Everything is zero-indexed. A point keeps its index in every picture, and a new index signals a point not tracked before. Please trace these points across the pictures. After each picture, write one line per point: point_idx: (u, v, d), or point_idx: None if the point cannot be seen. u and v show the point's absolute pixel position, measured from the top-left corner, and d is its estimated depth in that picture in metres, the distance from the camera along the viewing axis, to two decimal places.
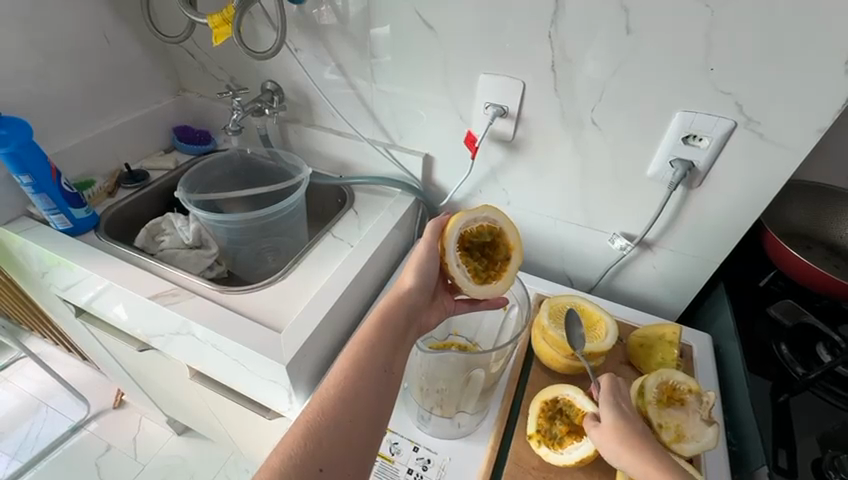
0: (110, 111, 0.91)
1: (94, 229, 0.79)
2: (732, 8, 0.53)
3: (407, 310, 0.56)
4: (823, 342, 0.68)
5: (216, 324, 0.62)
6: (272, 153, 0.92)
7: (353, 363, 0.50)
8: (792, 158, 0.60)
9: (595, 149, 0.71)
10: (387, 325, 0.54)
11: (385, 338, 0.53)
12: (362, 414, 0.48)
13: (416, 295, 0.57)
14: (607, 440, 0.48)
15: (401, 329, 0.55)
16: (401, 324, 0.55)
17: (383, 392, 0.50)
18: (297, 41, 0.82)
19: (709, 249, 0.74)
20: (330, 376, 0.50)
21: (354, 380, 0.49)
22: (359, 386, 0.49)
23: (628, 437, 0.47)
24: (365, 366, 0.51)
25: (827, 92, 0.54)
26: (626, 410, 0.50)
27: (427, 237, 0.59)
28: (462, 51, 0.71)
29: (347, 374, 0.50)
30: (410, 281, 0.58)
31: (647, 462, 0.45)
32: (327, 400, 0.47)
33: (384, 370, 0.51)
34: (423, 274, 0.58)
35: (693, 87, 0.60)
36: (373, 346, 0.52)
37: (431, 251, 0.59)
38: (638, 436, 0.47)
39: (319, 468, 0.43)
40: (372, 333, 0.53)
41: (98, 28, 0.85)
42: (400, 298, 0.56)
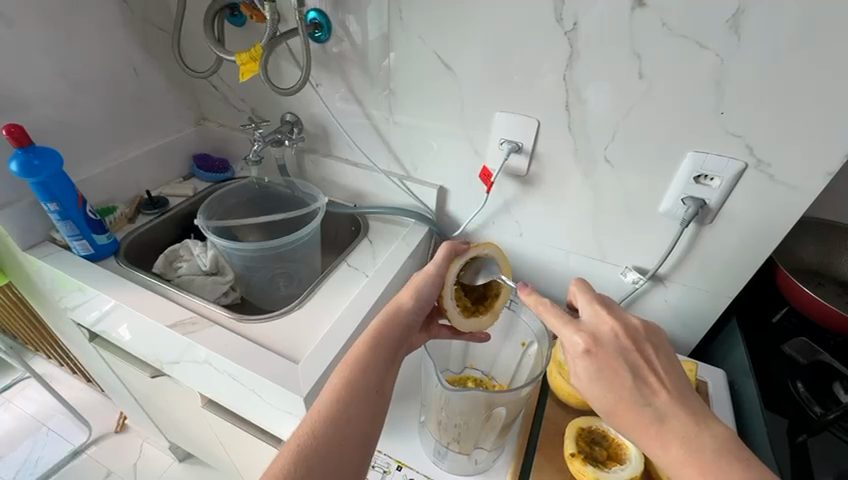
0: (134, 139, 0.94)
1: (114, 255, 0.81)
2: (740, 58, 0.56)
3: (400, 331, 0.56)
4: (840, 381, 0.67)
5: (234, 353, 0.63)
6: (289, 183, 0.94)
7: (345, 385, 0.50)
8: (803, 198, 0.61)
9: (607, 185, 0.73)
10: (379, 344, 0.54)
11: (375, 360, 0.53)
12: (347, 435, 0.47)
13: (409, 316, 0.57)
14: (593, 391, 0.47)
15: (393, 350, 0.55)
16: (394, 344, 0.55)
17: (373, 414, 0.49)
18: (317, 76, 0.85)
19: (723, 284, 0.74)
20: (321, 396, 0.49)
21: (341, 400, 0.49)
22: (348, 407, 0.48)
23: (626, 421, 0.45)
24: (354, 382, 0.50)
25: (835, 136, 0.56)
26: (613, 391, 0.46)
27: (436, 261, 0.58)
28: (478, 90, 0.73)
29: (337, 395, 0.49)
30: (406, 299, 0.57)
31: (653, 444, 0.43)
32: (317, 423, 0.47)
33: (375, 393, 0.51)
34: (423, 297, 0.57)
35: (704, 129, 0.62)
36: (364, 368, 0.51)
37: (438, 277, 0.57)
38: (636, 420, 0.44)
39: None
40: (363, 354, 0.53)
41: (126, 60, 0.88)
42: (392, 317, 0.56)
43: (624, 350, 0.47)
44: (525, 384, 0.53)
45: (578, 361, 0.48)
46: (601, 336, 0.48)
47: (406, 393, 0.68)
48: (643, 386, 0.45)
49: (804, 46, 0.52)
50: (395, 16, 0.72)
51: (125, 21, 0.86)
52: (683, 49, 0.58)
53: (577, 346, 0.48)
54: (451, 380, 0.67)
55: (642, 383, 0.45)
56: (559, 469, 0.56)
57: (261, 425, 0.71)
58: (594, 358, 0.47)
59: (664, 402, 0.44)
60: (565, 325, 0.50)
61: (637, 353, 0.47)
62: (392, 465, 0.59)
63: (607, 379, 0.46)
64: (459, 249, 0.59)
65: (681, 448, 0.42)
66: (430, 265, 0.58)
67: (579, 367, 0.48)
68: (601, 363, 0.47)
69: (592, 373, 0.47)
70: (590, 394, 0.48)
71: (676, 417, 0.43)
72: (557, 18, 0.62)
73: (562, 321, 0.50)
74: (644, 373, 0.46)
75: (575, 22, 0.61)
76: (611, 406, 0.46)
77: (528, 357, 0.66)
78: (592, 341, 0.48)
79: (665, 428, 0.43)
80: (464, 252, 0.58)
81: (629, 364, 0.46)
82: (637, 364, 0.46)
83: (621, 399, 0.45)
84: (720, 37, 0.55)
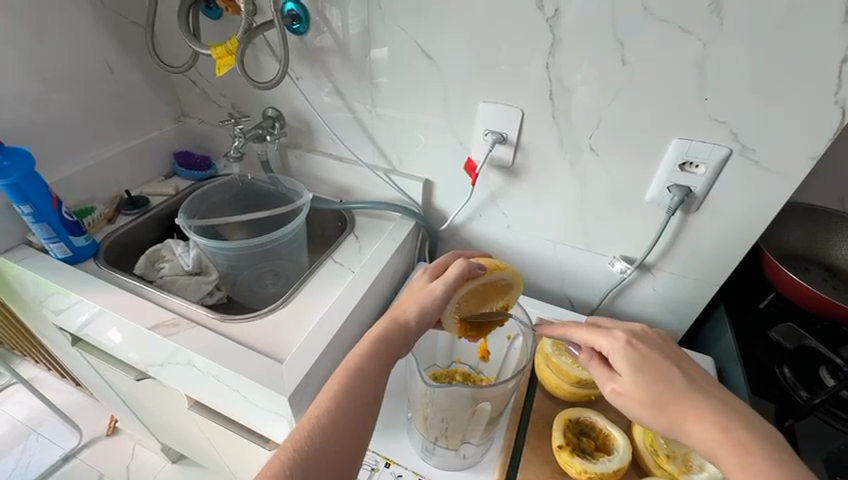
0: (112, 137, 0.92)
1: (94, 256, 0.79)
2: (723, 41, 0.55)
3: (405, 337, 0.55)
4: (826, 365, 0.66)
5: (217, 354, 0.62)
6: (272, 178, 0.92)
7: (344, 388, 0.49)
8: (787, 183, 0.61)
9: (593, 175, 0.72)
10: (377, 356, 0.52)
11: (373, 365, 0.51)
12: (340, 446, 0.45)
13: (411, 330, 0.55)
14: (637, 385, 0.46)
15: (391, 355, 0.53)
16: (395, 348, 0.54)
17: (367, 419, 0.48)
18: (298, 69, 0.83)
19: (710, 272, 0.74)
20: (316, 400, 0.48)
21: (338, 409, 0.47)
22: (344, 414, 0.47)
23: (675, 415, 0.44)
24: (350, 386, 0.49)
25: (818, 120, 0.55)
26: (658, 381, 0.46)
27: (447, 281, 0.56)
28: (461, 79, 0.72)
29: (334, 399, 0.48)
30: (411, 315, 0.55)
31: (710, 437, 0.42)
32: (315, 426, 0.46)
33: (371, 402, 0.49)
34: (426, 316, 0.55)
35: (688, 116, 0.62)
36: (362, 372, 0.50)
37: (446, 299, 0.55)
38: (685, 408, 0.44)
39: None
40: (362, 360, 0.52)
41: (100, 56, 0.85)
42: (394, 328, 0.55)
43: (661, 345, 0.50)
44: (511, 378, 0.53)
45: (618, 356, 0.48)
46: (636, 331, 0.51)
47: (395, 390, 0.67)
48: (687, 378, 0.46)
49: (787, 29, 0.51)
50: (375, 6, 0.70)
51: (97, 15, 0.83)
52: (667, 34, 0.57)
53: (616, 341, 0.49)
54: (437, 375, 0.66)
55: (686, 373, 0.47)
56: (548, 461, 0.56)
57: (248, 425, 0.70)
58: (635, 349, 0.48)
59: (710, 392, 0.45)
60: (597, 329, 0.52)
61: (672, 350, 0.50)
62: (380, 462, 0.59)
63: (651, 370, 0.47)
64: (474, 271, 0.57)
65: (739, 432, 0.41)
66: (440, 284, 0.56)
67: (619, 362, 0.48)
68: (642, 354, 0.48)
69: (635, 362, 0.47)
70: (630, 394, 0.47)
71: (722, 407, 0.43)
72: (538, 5, 0.61)
73: (591, 327, 0.53)
74: (684, 367, 0.48)
75: (557, 8, 0.60)
76: (658, 399, 0.45)
77: (514, 349, 0.65)
78: (631, 335, 0.50)
79: (717, 415, 0.43)
80: (478, 275, 0.57)
81: (669, 358, 0.48)
82: (675, 357, 0.48)
83: (668, 389, 0.45)
84: (703, 21, 0.54)
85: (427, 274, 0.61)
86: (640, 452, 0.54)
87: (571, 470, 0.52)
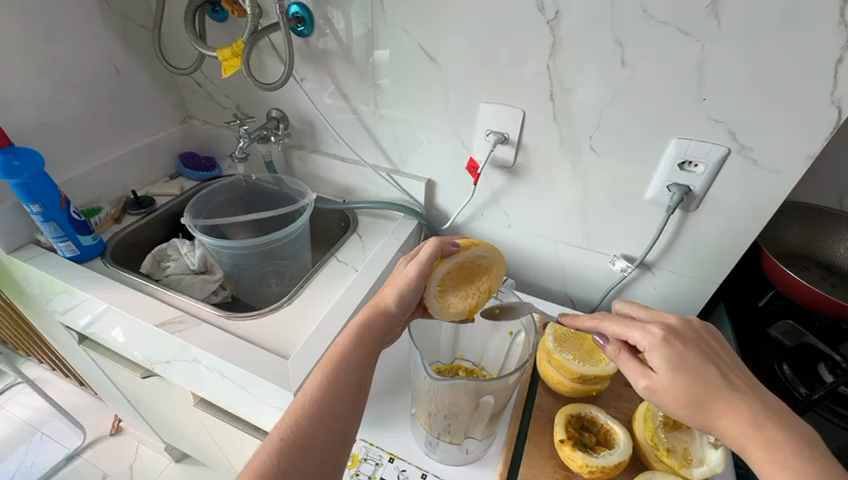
0: (118, 138, 0.93)
1: (100, 256, 0.80)
2: (722, 42, 0.56)
3: (387, 322, 0.56)
4: (824, 362, 0.67)
5: (223, 350, 0.62)
6: (276, 179, 0.94)
7: (330, 377, 0.49)
8: (785, 182, 0.62)
9: (594, 175, 0.73)
10: (360, 345, 0.53)
11: (358, 352, 0.52)
12: (325, 434, 0.46)
13: (393, 315, 0.56)
14: (674, 383, 0.46)
15: (375, 342, 0.54)
16: (379, 334, 0.55)
17: (354, 406, 0.49)
18: (302, 71, 0.84)
19: (710, 270, 0.75)
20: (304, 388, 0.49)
21: (322, 397, 0.48)
22: (331, 403, 0.48)
23: (709, 410, 0.44)
24: (335, 374, 0.50)
25: (815, 121, 0.56)
26: (695, 379, 0.46)
27: (421, 261, 0.57)
28: (463, 80, 0.73)
29: (320, 388, 0.48)
30: (390, 299, 0.56)
31: (742, 433, 0.42)
32: (301, 414, 0.46)
33: (357, 389, 0.50)
34: (406, 299, 0.57)
35: (687, 115, 0.62)
36: (346, 360, 0.51)
37: (422, 278, 0.57)
38: (721, 407, 0.44)
39: None
40: (347, 348, 0.52)
41: (106, 58, 0.87)
42: (375, 316, 0.55)
43: (697, 341, 0.49)
44: (512, 372, 0.53)
45: (655, 353, 0.48)
46: (674, 327, 0.50)
47: (398, 386, 0.68)
48: (724, 376, 0.46)
49: (783, 31, 0.53)
50: (378, 9, 0.71)
51: (104, 18, 0.84)
52: (666, 35, 0.58)
53: (654, 337, 0.49)
54: (441, 370, 0.66)
55: (722, 371, 0.47)
56: (551, 456, 0.56)
57: (253, 422, 0.71)
58: (672, 347, 0.48)
59: (745, 390, 0.45)
60: (632, 324, 0.51)
61: (709, 346, 0.49)
62: (383, 457, 0.59)
63: (690, 367, 0.46)
64: (447, 249, 0.59)
65: (772, 430, 0.42)
66: (415, 266, 0.57)
67: (654, 359, 0.48)
68: (679, 352, 0.47)
69: (673, 360, 0.47)
70: (667, 390, 0.47)
71: (757, 405, 0.44)
72: (539, 7, 0.62)
73: (626, 321, 0.52)
74: (720, 363, 0.47)
75: (557, 10, 0.61)
76: (694, 397, 0.45)
77: (516, 346, 0.66)
78: (669, 332, 0.49)
79: (748, 411, 0.43)
80: (453, 253, 0.59)
81: (705, 354, 0.48)
82: (711, 354, 0.48)
83: (705, 388, 0.45)
84: (701, 23, 0.55)
85: (404, 260, 0.63)
86: (641, 446, 0.54)
87: (573, 464, 0.53)
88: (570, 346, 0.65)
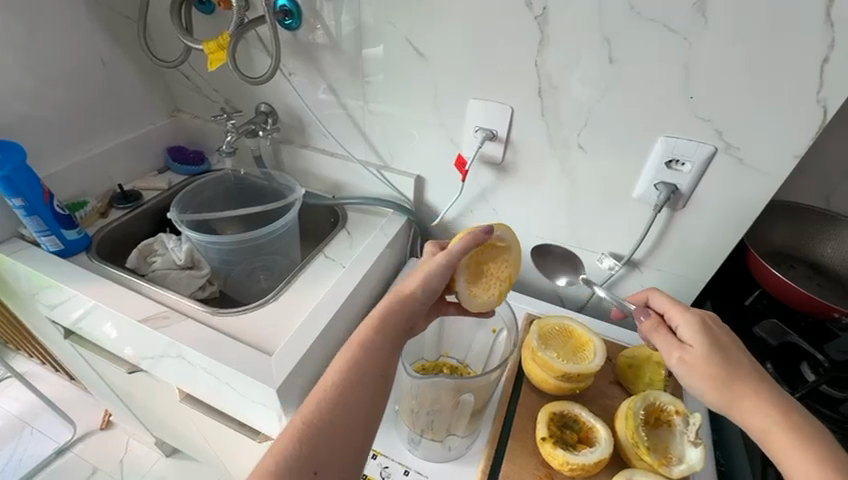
0: (105, 132, 0.92)
1: (86, 250, 0.79)
2: (709, 40, 0.56)
3: (411, 310, 0.54)
4: (807, 361, 0.68)
5: (206, 346, 0.62)
6: (265, 174, 0.93)
7: (353, 363, 0.49)
8: (771, 181, 0.62)
9: (582, 172, 0.73)
10: (386, 325, 0.52)
11: (381, 339, 0.51)
12: (353, 417, 0.46)
13: (419, 301, 0.54)
14: (706, 358, 0.49)
15: (399, 330, 0.53)
16: (403, 322, 0.53)
17: (378, 394, 0.48)
18: (290, 65, 0.84)
19: (696, 268, 0.75)
20: (331, 367, 0.49)
21: (349, 378, 0.48)
22: (353, 390, 0.47)
23: (738, 395, 0.46)
24: (362, 354, 0.50)
25: (802, 119, 0.56)
26: (728, 360, 0.48)
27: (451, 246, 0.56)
28: (452, 76, 0.72)
29: (342, 373, 0.48)
30: (415, 287, 0.55)
31: (763, 414, 0.44)
32: (323, 400, 0.46)
33: (381, 377, 0.49)
34: (431, 285, 0.55)
35: (675, 114, 0.62)
36: (369, 347, 0.50)
37: (449, 265, 0.55)
38: (747, 388, 0.46)
39: (313, 471, 0.42)
40: (371, 334, 0.51)
41: (92, 50, 0.85)
42: (400, 302, 0.54)
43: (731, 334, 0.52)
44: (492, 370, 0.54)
45: (695, 330, 0.51)
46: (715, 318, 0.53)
47: None
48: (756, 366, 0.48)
49: (769, 29, 0.52)
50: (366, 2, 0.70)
51: (89, 9, 0.83)
52: (653, 33, 0.57)
53: (694, 318, 0.52)
54: (423, 368, 0.65)
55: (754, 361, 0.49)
56: (534, 453, 0.57)
57: (239, 417, 0.71)
58: (708, 328, 0.51)
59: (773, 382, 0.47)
60: (679, 305, 0.55)
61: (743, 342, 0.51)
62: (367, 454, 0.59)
63: (724, 350, 0.49)
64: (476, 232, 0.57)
65: (796, 417, 0.44)
66: (444, 258, 0.55)
67: (693, 339, 0.51)
68: (714, 335, 0.50)
69: (711, 340, 0.50)
70: (696, 364, 0.49)
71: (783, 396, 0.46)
72: (526, 3, 0.61)
73: (674, 303, 0.56)
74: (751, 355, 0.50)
75: (545, 6, 0.61)
76: (725, 374, 0.47)
77: (499, 342, 0.68)
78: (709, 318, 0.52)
79: (778, 404, 0.45)
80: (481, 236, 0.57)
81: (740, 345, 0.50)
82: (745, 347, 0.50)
83: (736, 370, 0.47)
84: (688, 21, 0.55)
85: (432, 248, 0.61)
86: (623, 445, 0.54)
87: (554, 461, 0.53)
88: (554, 344, 0.64)
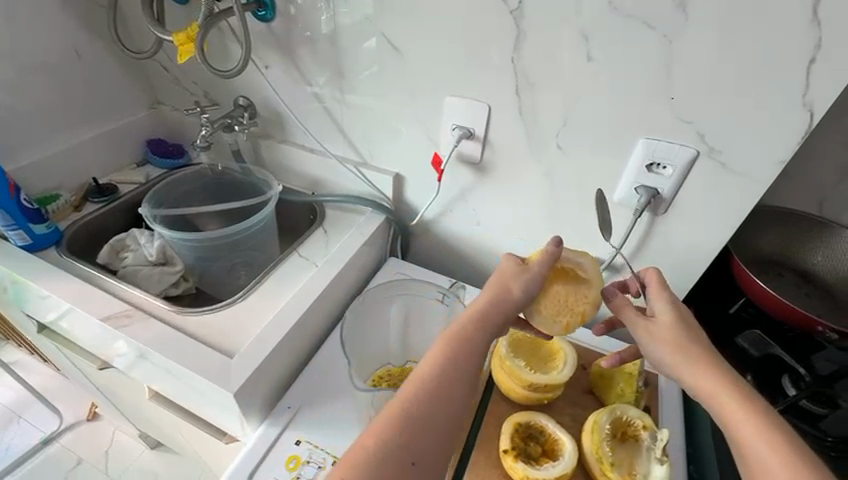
0: (81, 124, 0.90)
1: (56, 245, 0.78)
2: (689, 38, 0.53)
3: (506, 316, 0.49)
4: (788, 374, 0.67)
5: (167, 348, 0.61)
6: (243, 169, 0.91)
7: (448, 356, 0.46)
8: (755, 187, 0.59)
9: (562, 174, 0.70)
10: (488, 321, 0.48)
11: (481, 336, 0.48)
12: (452, 415, 0.45)
13: (514, 307, 0.50)
14: (672, 333, 0.48)
15: (498, 329, 0.49)
16: (500, 323, 0.49)
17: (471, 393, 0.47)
18: (267, 57, 0.81)
19: (679, 275, 0.73)
20: (426, 357, 0.47)
21: (448, 375, 0.45)
22: (450, 387, 0.45)
23: (698, 364, 0.46)
24: (462, 349, 0.47)
25: (788, 123, 0.53)
26: (692, 338, 0.47)
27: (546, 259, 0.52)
28: (429, 71, 0.70)
29: (437, 366, 0.46)
30: (517, 292, 0.50)
31: (718, 387, 0.44)
32: (419, 392, 0.45)
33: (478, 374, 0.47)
34: (525, 294, 0.51)
35: (655, 115, 0.59)
36: (466, 343, 0.47)
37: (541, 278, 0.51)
38: (706, 364, 0.45)
39: (410, 462, 0.42)
40: (468, 328, 0.48)
41: (66, 40, 0.83)
42: (497, 302, 0.49)
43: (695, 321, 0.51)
44: None
45: (667, 308, 0.50)
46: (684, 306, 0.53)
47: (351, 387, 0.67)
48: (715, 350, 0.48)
49: (752, 27, 0.49)
50: None
51: None
52: (632, 29, 0.55)
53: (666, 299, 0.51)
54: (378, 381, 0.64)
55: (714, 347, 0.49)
56: (497, 466, 0.55)
57: (207, 418, 0.70)
58: (677, 310, 0.50)
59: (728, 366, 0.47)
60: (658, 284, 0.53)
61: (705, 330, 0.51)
62: (327, 461, 0.58)
63: (689, 331, 0.48)
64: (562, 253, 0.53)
65: (748, 395, 0.43)
66: (519, 272, 0.51)
67: (662, 312, 0.50)
68: (684, 316, 0.50)
69: (679, 319, 0.49)
70: (662, 336, 0.48)
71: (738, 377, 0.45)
72: None
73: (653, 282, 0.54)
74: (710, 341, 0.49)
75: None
76: (688, 349, 0.47)
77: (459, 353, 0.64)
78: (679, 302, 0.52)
79: (734, 383, 0.44)
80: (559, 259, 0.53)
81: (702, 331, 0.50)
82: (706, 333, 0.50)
83: (699, 348, 0.47)
84: (668, 17, 0.52)
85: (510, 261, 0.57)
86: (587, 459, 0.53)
87: (514, 475, 0.51)
88: (523, 353, 0.64)
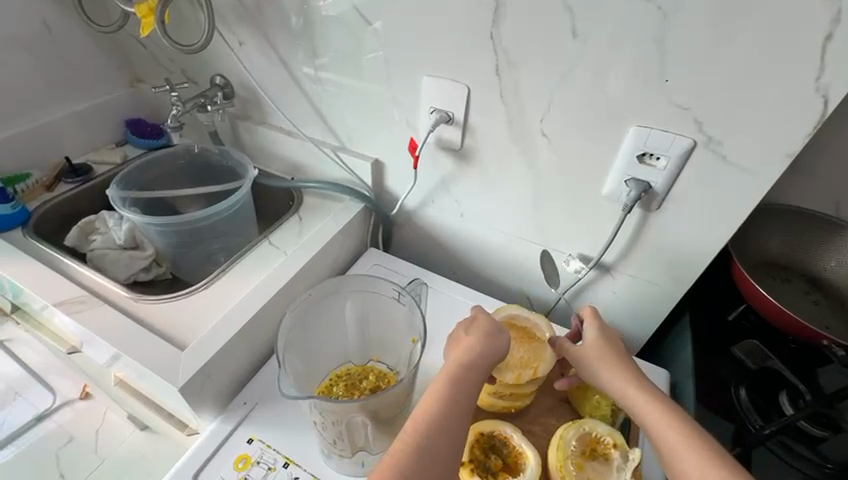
0: (55, 101, 0.87)
1: (22, 226, 0.76)
2: (687, 10, 0.46)
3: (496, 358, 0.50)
4: (787, 390, 0.61)
5: (118, 337, 0.58)
6: (221, 151, 0.86)
7: (447, 397, 0.46)
8: (757, 184, 0.53)
9: (546, 164, 0.65)
10: (480, 360, 0.49)
11: (476, 375, 0.48)
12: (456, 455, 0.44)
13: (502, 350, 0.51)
14: (597, 352, 0.52)
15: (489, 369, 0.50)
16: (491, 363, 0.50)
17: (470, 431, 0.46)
18: (240, 33, 0.77)
19: (672, 277, 0.67)
20: (428, 392, 0.47)
21: (448, 416, 0.45)
22: (450, 427, 0.44)
23: (625, 383, 0.49)
24: (465, 382, 0.47)
25: (798, 110, 0.47)
26: (617, 357, 0.51)
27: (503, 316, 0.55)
28: (405, 49, 0.64)
29: (439, 407, 0.45)
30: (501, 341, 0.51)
31: (638, 397, 0.47)
32: (421, 435, 0.43)
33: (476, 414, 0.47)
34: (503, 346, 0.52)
35: (648, 100, 0.53)
36: (464, 383, 0.47)
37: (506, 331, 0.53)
38: (627, 378, 0.49)
39: None
40: (464, 367, 0.48)
41: (36, 13, 0.80)
42: (486, 345, 0.50)
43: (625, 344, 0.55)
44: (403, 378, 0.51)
45: (595, 331, 0.54)
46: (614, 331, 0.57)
47: None
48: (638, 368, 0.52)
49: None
50: None
51: None
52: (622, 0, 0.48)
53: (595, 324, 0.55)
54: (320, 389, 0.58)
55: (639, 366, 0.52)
56: None
57: (168, 408, 0.68)
58: (606, 334, 0.54)
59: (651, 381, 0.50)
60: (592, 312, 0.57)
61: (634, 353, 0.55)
62: (278, 462, 0.55)
63: (614, 350, 0.52)
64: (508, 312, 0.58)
65: (667, 405, 0.46)
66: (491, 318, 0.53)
67: (590, 336, 0.54)
68: (611, 338, 0.54)
69: (604, 339, 0.53)
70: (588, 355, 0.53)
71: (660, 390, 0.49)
72: None
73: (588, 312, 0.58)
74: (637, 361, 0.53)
75: None
76: (612, 365, 0.51)
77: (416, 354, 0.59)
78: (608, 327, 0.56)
79: (656, 397, 0.47)
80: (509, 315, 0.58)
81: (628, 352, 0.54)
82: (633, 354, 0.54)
83: (622, 365, 0.51)
84: None
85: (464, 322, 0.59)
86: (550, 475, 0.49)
87: None
88: None
